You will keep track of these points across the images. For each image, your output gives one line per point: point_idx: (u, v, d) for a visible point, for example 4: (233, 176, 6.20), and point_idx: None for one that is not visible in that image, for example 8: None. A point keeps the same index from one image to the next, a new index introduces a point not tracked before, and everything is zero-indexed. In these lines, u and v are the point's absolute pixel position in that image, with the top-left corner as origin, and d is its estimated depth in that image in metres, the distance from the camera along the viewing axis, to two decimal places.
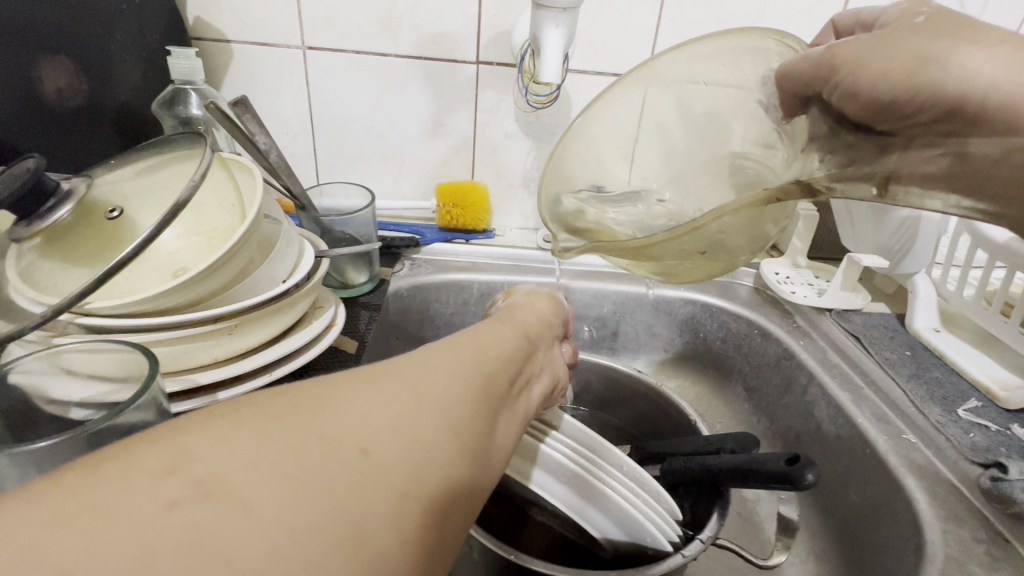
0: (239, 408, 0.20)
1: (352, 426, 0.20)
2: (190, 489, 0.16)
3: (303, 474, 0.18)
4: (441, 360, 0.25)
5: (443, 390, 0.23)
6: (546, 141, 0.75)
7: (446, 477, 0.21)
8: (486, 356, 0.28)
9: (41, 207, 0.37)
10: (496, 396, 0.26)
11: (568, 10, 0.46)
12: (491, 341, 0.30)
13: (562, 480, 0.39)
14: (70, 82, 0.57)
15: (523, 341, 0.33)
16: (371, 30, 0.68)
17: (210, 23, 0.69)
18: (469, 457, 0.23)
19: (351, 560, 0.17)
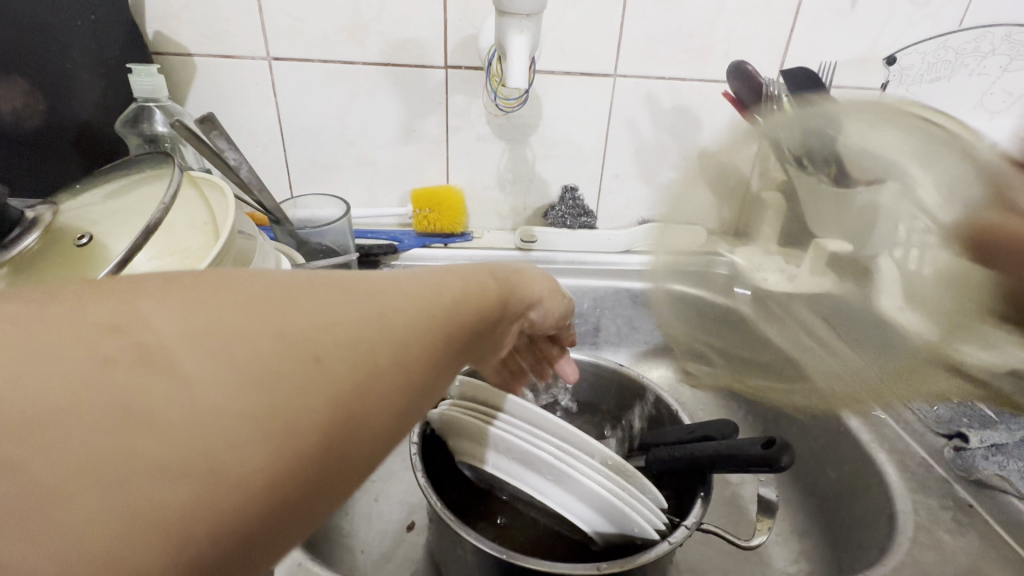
0: (205, 282, 0.20)
1: (313, 328, 0.20)
2: (131, 352, 0.17)
3: (250, 361, 0.18)
4: (423, 292, 0.25)
5: (414, 322, 0.23)
6: (519, 142, 0.76)
7: (389, 404, 0.21)
8: (465, 303, 0.27)
9: (5, 237, 0.36)
10: (459, 331, 0.26)
11: (533, 15, 0.45)
12: (471, 278, 0.30)
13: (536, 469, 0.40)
14: (24, 103, 0.56)
15: (505, 292, 0.33)
16: (336, 37, 0.68)
17: (171, 37, 0.67)
18: (417, 380, 0.23)
19: (274, 450, 0.18)
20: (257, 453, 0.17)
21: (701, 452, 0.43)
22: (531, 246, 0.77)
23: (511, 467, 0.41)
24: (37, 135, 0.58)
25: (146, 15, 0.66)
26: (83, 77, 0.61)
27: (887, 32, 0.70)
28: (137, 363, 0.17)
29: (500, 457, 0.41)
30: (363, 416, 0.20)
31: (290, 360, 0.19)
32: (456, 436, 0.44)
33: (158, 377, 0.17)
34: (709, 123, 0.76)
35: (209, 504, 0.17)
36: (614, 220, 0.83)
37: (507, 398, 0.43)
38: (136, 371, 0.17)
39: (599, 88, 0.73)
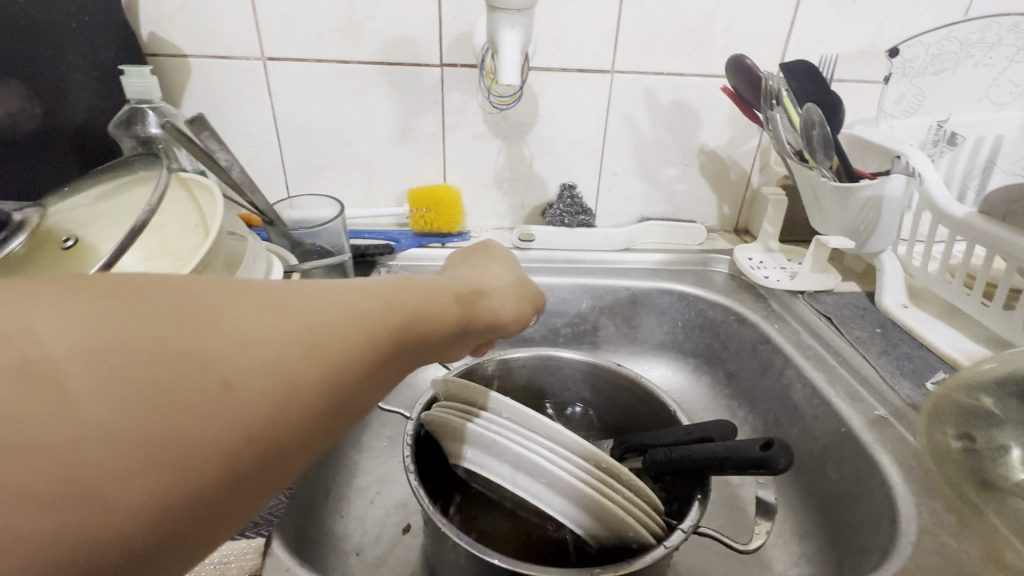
0: (114, 290, 0.20)
1: (225, 351, 0.20)
2: (14, 366, 0.17)
3: (146, 387, 0.18)
4: (360, 307, 0.25)
5: (345, 342, 0.23)
6: (516, 139, 0.75)
7: (304, 427, 0.22)
8: (413, 319, 0.27)
9: None
10: (393, 357, 0.26)
11: (523, 10, 0.44)
12: (430, 298, 0.29)
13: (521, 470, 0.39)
14: (22, 106, 0.56)
15: (470, 310, 0.32)
16: (330, 37, 0.68)
17: (165, 38, 0.67)
18: (329, 412, 0.23)
19: (165, 478, 0.18)
20: (148, 480, 0.18)
21: (697, 454, 0.42)
22: (529, 244, 0.76)
23: (499, 470, 0.40)
24: (31, 139, 0.58)
25: (140, 17, 0.66)
26: (77, 80, 0.61)
27: (888, 24, 0.68)
28: (24, 378, 0.17)
29: (487, 459, 0.41)
30: (273, 440, 0.21)
31: (194, 391, 0.19)
32: (447, 437, 0.43)
33: (41, 395, 0.17)
34: (708, 118, 0.75)
35: (77, 538, 0.17)
36: (613, 218, 0.82)
37: (490, 395, 0.43)
38: (19, 386, 0.17)
39: (596, 84, 0.72)
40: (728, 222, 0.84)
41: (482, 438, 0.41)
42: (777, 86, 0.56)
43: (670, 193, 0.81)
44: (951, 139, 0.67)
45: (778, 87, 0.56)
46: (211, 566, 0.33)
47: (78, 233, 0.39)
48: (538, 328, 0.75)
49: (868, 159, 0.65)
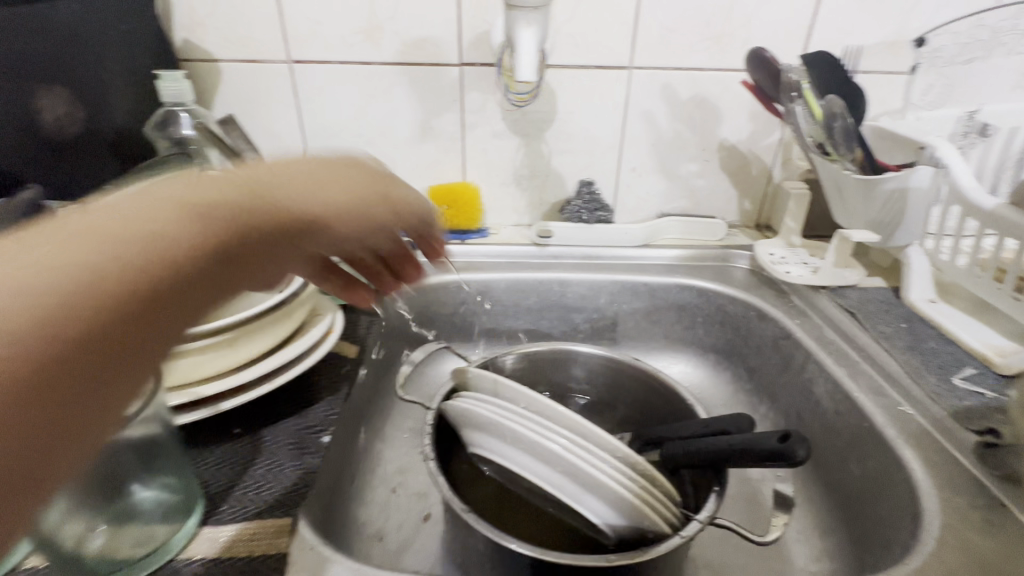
0: None
1: None
2: None
3: None
4: (73, 238, 0.21)
5: (53, 275, 0.20)
6: (534, 137, 0.76)
7: (23, 387, 0.19)
8: (175, 234, 0.24)
9: None
10: (135, 314, 0.22)
11: (539, 7, 0.45)
12: (205, 208, 0.25)
13: (541, 459, 0.40)
14: (67, 111, 0.60)
15: (274, 224, 0.28)
16: (353, 39, 0.70)
17: (197, 44, 0.70)
18: (44, 382, 0.19)
19: None
20: None
21: (715, 446, 0.42)
22: (548, 241, 0.77)
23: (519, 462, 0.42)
24: (76, 142, 0.61)
25: (174, 24, 0.69)
26: (116, 85, 0.65)
27: (915, 13, 0.67)
28: None
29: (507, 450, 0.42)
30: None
31: None
32: (468, 428, 0.44)
33: None
34: (728, 112, 0.75)
35: None
36: (632, 214, 0.82)
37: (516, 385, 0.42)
38: None
39: (614, 80, 0.72)
40: (749, 217, 0.83)
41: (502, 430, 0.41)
42: (798, 78, 0.55)
43: (689, 188, 0.80)
44: (982, 129, 0.62)
45: (798, 80, 0.55)
46: (241, 543, 0.34)
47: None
48: (556, 323, 0.75)
49: (894, 152, 0.64)
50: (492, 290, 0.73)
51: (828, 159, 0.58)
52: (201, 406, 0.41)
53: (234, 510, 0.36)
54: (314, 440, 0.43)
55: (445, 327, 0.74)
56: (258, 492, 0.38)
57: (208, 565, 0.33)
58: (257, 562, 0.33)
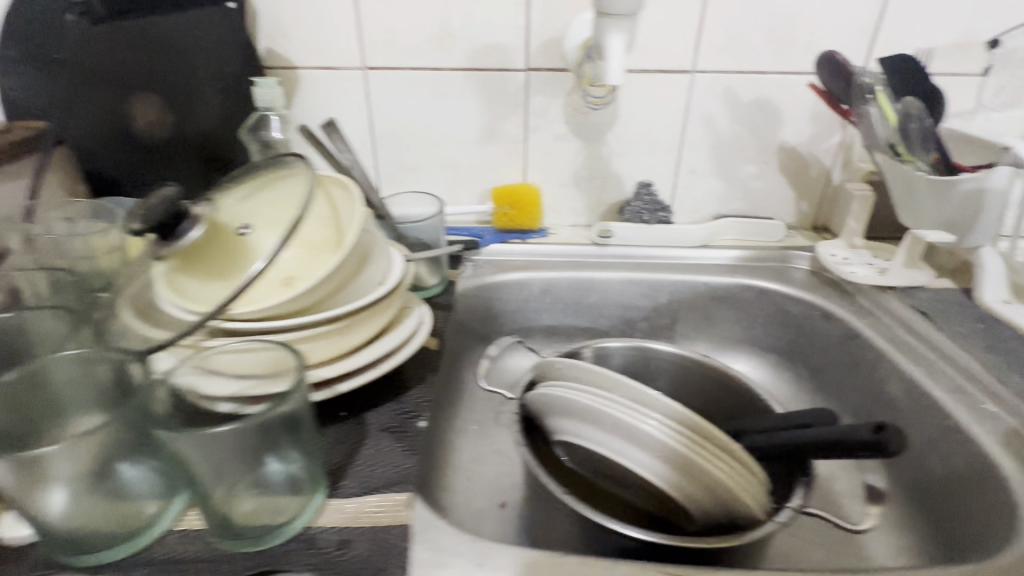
0: None
1: None
2: None
3: None
4: None
5: None
6: (595, 139, 0.78)
7: None
8: None
9: (177, 230, 0.41)
10: None
11: (631, 15, 0.47)
12: None
13: (636, 443, 0.42)
14: (155, 117, 0.71)
15: None
16: (426, 46, 0.73)
17: (280, 52, 0.74)
18: None
19: None
20: None
21: (803, 437, 0.43)
22: (608, 241, 0.78)
23: (614, 446, 0.43)
24: (165, 144, 0.72)
25: (259, 34, 0.73)
26: (207, 92, 0.72)
27: (986, 15, 0.67)
28: None
29: (602, 433, 0.44)
30: None
31: None
32: (562, 414, 0.46)
33: None
34: (790, 114, 0.75)
35: None
36: (688, 215, 0.83)
37: (614, 375, 0.43)
38: None
39: (676, 83, 0.74)
40: (807, 219, 0.83)
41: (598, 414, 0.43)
42: (870, 81, 0.57)
43: (747, 190, 0.81)
44: None
45: (872, 83, 0.57)
46: (367, 514, 0.37)
47: (248, 224, 0.45)
48: (615, 321, 0.77)
49: (966, 153, 0.64)
50: (555, 288, 0.75)
51: (899, 160, 0.59)
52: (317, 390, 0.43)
53: (354, 485, 0.39)
54: (412, 424, 0.45)
55: (508, 324, 0.76)
56: (373, 470, 0.41)
57: (341, 533, 0.35)
58: (385, 532, 0.36)
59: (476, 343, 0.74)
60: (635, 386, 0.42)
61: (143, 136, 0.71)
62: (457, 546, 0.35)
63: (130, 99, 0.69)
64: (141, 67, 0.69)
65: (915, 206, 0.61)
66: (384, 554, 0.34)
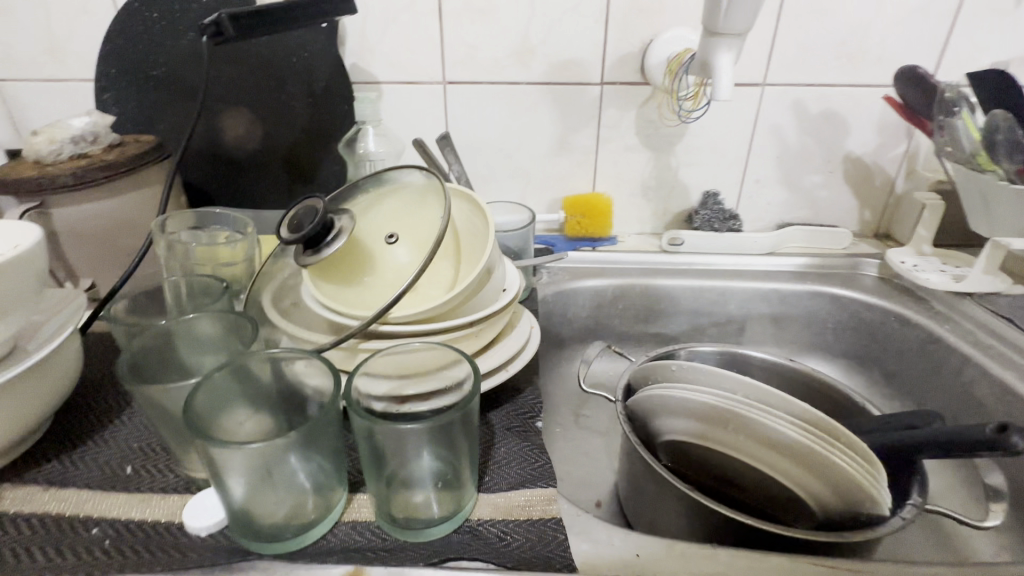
0: None
1: None
2: None
3: None
4: None
5: None
6: (665, 150, 0.80)
7: None
8: None
9: (326, 240, 0.44)
10: None
11: (741, 34, 0.49)
12: None
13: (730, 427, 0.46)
14: (245, 128, 0.75)
15: None
16: (505, 61, 0.76)
17: (365, 68, 0.77)
18: None
19: None
20: None
21: (918, 437, 0.45)
22: (677, 249, 0.81)
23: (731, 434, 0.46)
24: (252, 157, 0.76)
25: (345, 50, 0.76)
26: (294, 106, 0.76)
27: None
28: None
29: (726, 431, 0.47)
30: None
31: None
32: (677, 413, 0.49)
33: None
34: (857, 126, 0.77)
35: None
36: (751, 223, 0.85)
37: (726, 375, 0.47)
38: None
39: (746, 96, 0.76)
40: (869, 227, 0.85)
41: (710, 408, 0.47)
42: (955, 95, 0.60)
43: (811, 199, 0.83)
44: None
45: (957, 98, 0.59)
46: (519, 508, 0.39)
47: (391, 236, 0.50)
48: (684, 326, 0.79)
49: None
50: (630, 295, 0.77)
51: (979, 171, 0.61)
52: None
53: (499, 481, 0.41)
54: (534, 424, 0.48)
55: (583, 329, 0.78)
56: (511, 467, 0.43)
57: (501, 526, 0.37)
58: (540, 524, 0.38)
59: (553, 348, 0.76)
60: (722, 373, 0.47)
61: (234, 148, 0.75)
62: (612, 539, 0.37)
63: (222, 113, 0.73)
64: (236, 82, 0.73)
65: (995, 214, 0.62)
66: (546, 545, 0.36)
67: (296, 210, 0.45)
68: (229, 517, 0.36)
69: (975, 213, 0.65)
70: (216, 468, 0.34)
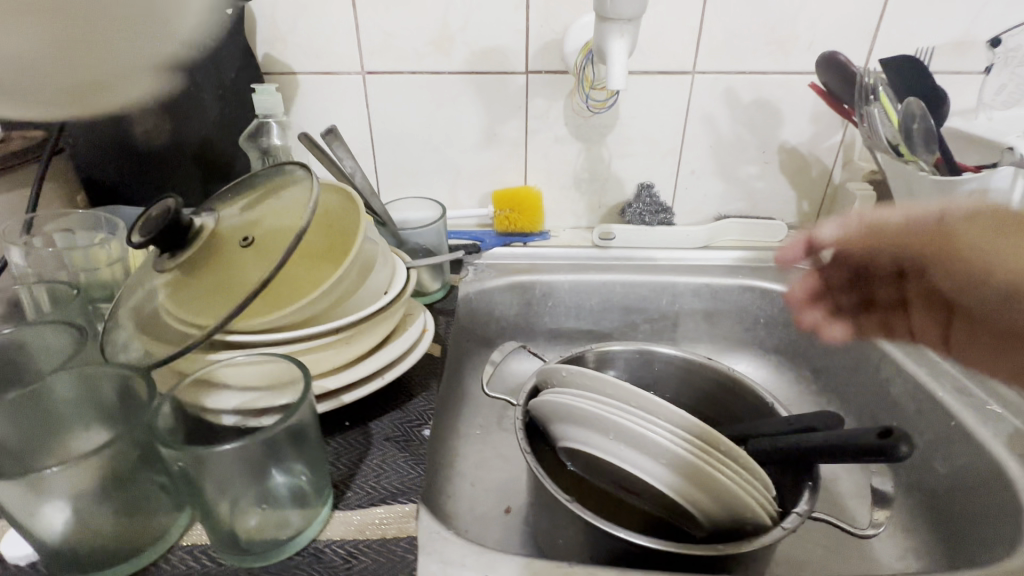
0: None
1: None
2: None
3: None
4: None
5: None
6: (596, 142, 0.78)
7: None
8: None
9: (181, 242, 0.42)
10: None
11: (633, 20, 0.47)
12: None
13: (679, 471, 0.41)
14: (155, 124, 0.67)
15: None
16: (425, 50, 0.72)
17: (278, 57, 0.74)
18: None
19: None
20: None
21: (808, 442, 0.44)
22: (609, 243, 0.78)
23: (678, 478, 0.41)
24: (166, 152, 0.70)
25: (256, 39, 0.73)
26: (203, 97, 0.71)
27: (989, 12, 0.66)
28: None
29: (635, 453, 0.43)
30: None
31: None
32: (566, 422, 0.47)
33: None
34: (790, 115, 0.75)
35: None
36: (688, 215, 0.83)
37: (672, 408, 0.42)
38: None
39: (676, 84, 0.74)
40: (808, 219, 0.83)
41: (667, 453, 0.41)
42: (872, 81, 0.57)
43: (747, 190, 0.81)
44: None
45: (875, 83, 0.57)
46: (373, 527, 0.37)
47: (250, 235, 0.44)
48: (617, 322, 0.77)
49: (969, 153, 0.64)
50: (557, 291, 0.75)
51: (902, 161, 0.58)
52: (325, 399, 0.43)
53: (360, 497, 0.39)
54: (417, 433, 0.45)
55: (511, 327, 0.76)
56: (378, 481, 0.40)
57: (349, 547, 0.35)
58: (392, 545, 0.35)
59: (479, 348, 0.73)
60: (653, 399, 0.43)
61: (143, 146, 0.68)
62: (466, 559, 0.35)
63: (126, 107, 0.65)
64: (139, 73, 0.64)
65: None
66: (392, 568, 0.34)
67: (150, 212, 0.43)
68: (39, 551, 0.33)
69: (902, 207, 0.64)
70: (14, 505, 0.31)
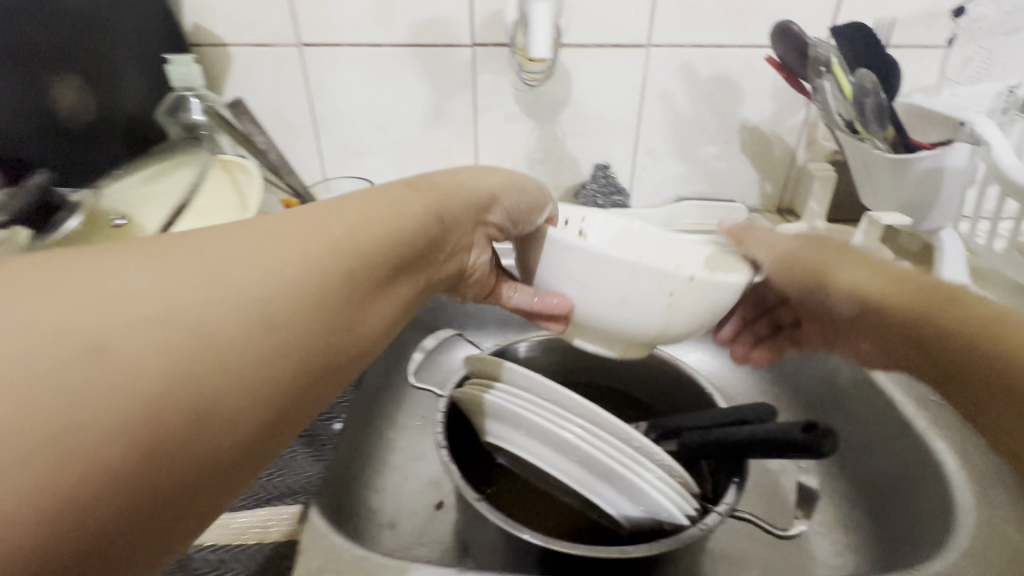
0: None
1: None
2: None
3: None
4: None
5: None
6: (548, 119, 0.74)
7: None
8: None
9: (53, 217, 0.37)
10: None
11: None
12: None
13: (629, 496, 0.38)
14: (79, 99, 0.60)
15: None
16: (364, 20, 0.68)
17: (208, 29, 0.69)
18: None
19: None
20: None
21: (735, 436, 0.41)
22: None
23: (626, 501, 0.38)
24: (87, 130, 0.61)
25: (183, 8, 0.68)
26: None
27: None
28: None
29: (576, 469, 0.39)
30: None
31: None
32: (483, 416, 0.44)
33: None
34: (751, 91, 0.72)
35: None
36: (646, 198, 0.80)
37: (626, 425, 0.38)
38: None
39: (630, 58, 0.70)
40: (771, 202, 0.80)
41: (616, 477, 0.38)
42: (827, 53, 0.53)
43: (708, 171, 0.78)
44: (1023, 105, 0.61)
45: (828, 53, 0.53)
46: (256, 529, 0.37)
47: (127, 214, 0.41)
48: None
49: (927, 130, 0.61)
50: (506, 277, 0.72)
51: (857, 138, 0.55)
52: None
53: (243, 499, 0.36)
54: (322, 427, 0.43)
55: (458, 314, 0.73)
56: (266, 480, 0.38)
57: None
58: (267, 549, 0.36)
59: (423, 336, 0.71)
60: (603, 414, 0.39)
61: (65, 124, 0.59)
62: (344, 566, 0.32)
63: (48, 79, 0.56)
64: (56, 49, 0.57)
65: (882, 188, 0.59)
66: None
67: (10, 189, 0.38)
68: None
69: (864, 188, 0.61)
70: None
